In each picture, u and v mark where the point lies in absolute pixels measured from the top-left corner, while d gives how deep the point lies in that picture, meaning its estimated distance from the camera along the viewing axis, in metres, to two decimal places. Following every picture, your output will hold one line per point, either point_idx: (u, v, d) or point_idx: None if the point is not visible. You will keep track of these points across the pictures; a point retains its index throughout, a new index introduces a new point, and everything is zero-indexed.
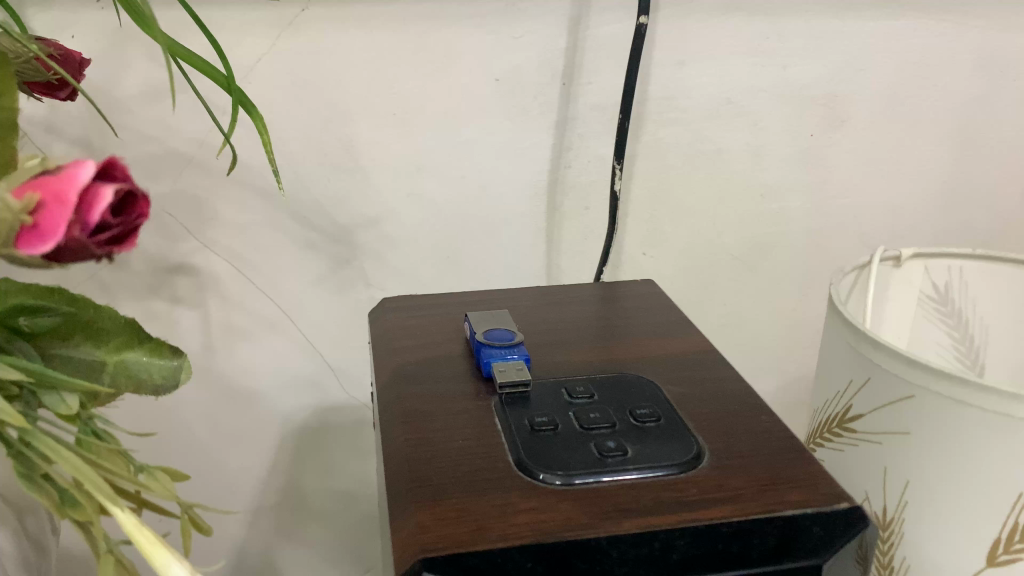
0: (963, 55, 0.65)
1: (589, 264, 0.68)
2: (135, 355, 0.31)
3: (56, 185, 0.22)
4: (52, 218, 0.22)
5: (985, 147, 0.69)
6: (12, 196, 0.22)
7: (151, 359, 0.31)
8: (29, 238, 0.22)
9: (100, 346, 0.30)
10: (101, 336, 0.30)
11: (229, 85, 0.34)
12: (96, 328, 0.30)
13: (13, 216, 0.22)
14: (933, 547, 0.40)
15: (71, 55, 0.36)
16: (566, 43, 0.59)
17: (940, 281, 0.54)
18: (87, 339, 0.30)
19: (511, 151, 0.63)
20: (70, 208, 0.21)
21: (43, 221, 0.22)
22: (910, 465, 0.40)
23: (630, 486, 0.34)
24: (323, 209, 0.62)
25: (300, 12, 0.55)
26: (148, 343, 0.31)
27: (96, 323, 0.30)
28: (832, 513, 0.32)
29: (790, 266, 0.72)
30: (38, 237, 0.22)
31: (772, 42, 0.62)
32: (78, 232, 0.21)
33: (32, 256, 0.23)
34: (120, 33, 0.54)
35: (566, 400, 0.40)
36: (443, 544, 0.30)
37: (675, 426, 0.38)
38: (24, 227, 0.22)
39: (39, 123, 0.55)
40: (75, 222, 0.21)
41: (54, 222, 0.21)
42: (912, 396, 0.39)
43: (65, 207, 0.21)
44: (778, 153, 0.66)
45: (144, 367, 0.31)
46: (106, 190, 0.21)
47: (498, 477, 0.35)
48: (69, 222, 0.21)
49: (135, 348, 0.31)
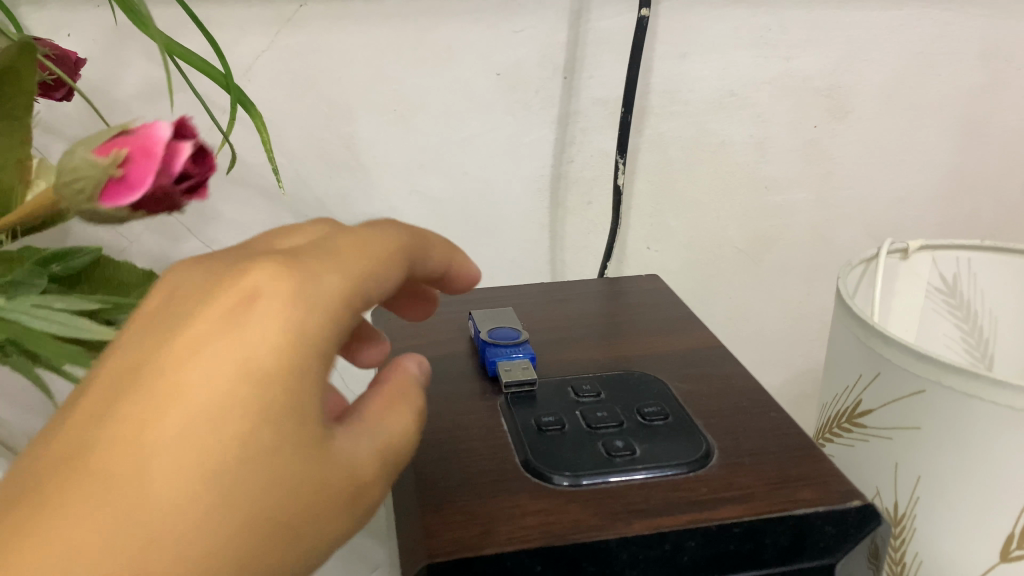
0: (968, 45, 0.64)
1: (592, 257, 0.68)
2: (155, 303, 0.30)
3: (137, 140, 0.24)
4: (138, 171, 0.24)
5: (990, 136, 0.68)
6: (95, 153, 0.24)
7: None
8: (116, 190, 0.24)
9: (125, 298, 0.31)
10: (124, 290, 0.31)
11: (228, 84, 0.35)
12: (120, 283, 0.32)
13: (101, 170, 0.24)
14: (945, 542, 0.39)
15: (67, 55, 0.35)
16: (567, 37, 0.59)
17: (947, 273, 0.54)
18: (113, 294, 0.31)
19: (513, 147, 0.62)
20: (156, 160, 0.23)
21: (130, 173, 0.24)
22: (920, 459, 0.39)
23: (639, 486, 0.33)
24: (324, 208, 0.61)
25: (298, 9, 0.55)
26: None
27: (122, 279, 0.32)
28: (845, 512, 0.32)
29: (794, 259, 0.71)
30: (126, 188, 0.24)
31: (775, 33, 0.61)
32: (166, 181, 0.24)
33: (113, 209, 0.24)
34: (117, 33, 0.53)
35: (573, 399, 0.40)
36: (452, 548, 0.30)
37: (683, 424, 0.38)
38: (111, 179, 0.24)
39: (37, 122, 0.54)
40: (162, 173, 0.24)
41: (141, 174, 0.24)
42: (924, 391, 0.38)
43: (151, 160, 0.23)
44: (782, 144, 0.66)
45: None
46: (185, 145, 0.24)
47: (506, 479, 0.34)
48: (157, 173, 0.23)
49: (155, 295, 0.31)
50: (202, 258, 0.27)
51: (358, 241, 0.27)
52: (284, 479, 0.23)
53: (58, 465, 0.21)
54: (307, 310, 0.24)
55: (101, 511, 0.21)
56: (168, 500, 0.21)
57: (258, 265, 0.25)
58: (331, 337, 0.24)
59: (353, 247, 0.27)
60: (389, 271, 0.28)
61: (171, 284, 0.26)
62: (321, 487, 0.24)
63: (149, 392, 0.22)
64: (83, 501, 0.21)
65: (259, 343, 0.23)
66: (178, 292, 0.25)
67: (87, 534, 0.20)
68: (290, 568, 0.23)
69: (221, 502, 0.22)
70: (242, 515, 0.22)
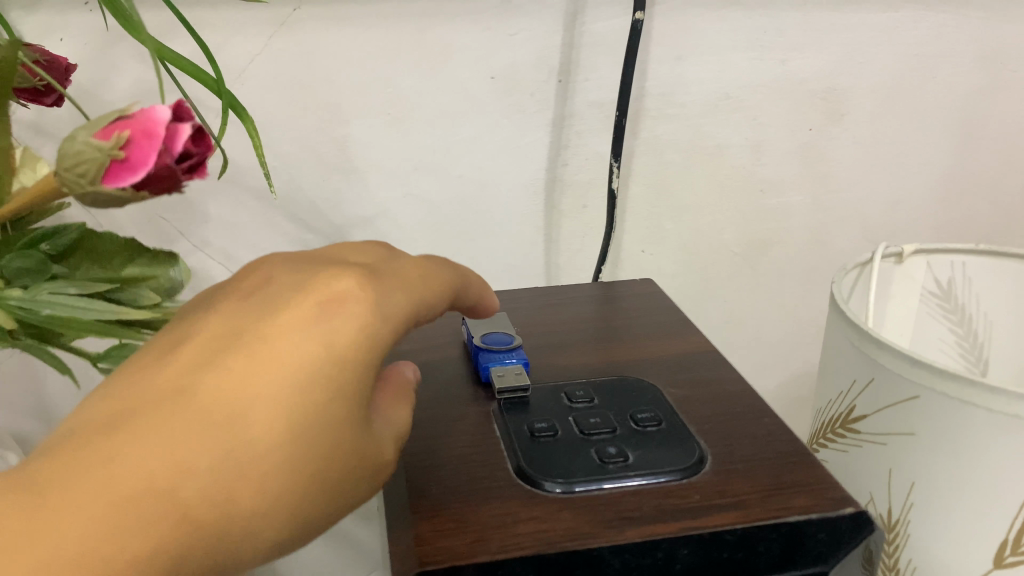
0: (963, 48, 0.64)
1: (587, 260, 0.68)
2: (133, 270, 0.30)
3: (138, 122, 0.21)
4: (139, 153, 0.21)
5: (986, 139, 0.68)
6: (96, 138, 0.21)
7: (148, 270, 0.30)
8: (120, 173, 0.21)
9: (104, 267, 0.30)
10: (103, 258, 0.30)
11: (219, 89, 0.34)
12: (97, 250, 0.30)
13: (101, 154, 0.21)
14: (939, 548, 0.39)
15: (57, 60, 0.35)
16: (562, 40, 0.59)
17: (942, 277, 0.54)
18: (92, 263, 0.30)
19: (509, 149, 0.62)
20: (158, 141, 0.21)
21: (132, 155, 0.21)
22: (914, 465, 0.39)
23: (632, 493, 0.33)
24: (318, 211, 0.61)
25: (292, 11, 0.54)
26: (144, 255, 0.30)
27: (97, 246, 0.30)
28: (838, 519, 0.31)
29: (790, 262, 0.71)
30: (128, 171, 0.21)
31: (771, 36, 0.61)
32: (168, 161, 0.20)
33: (116, 199, 0.21)
34: (109, 36, 0.53)
35: (566, 405, 0.40)
36: (443, 557, 0.29)
37: (676, 430, 0.38)
38: (114, 163, 0.21)
39: (28, 125, 0.54)
40: (165, 152, 0.21)
41: (143, 155, 0.21)
42: (918, 397, 0.38)
43: (153, 140, 0.21)
44: (777, 147, 0.66)
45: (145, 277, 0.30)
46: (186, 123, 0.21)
47: (498, 486, 0.34)
48: (160, 153, 0.21)
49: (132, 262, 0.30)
50: (283, 261, 0.32)
51: (419, 275, 0.33)
52: (348, 442, 0.27)
53: (170, 396, 0.26)
54: (380, 318, 0.29)
55: (204, 432, 0.25)
56: (260, 439, 0.25)
57: (348, 274, 0.30)
58: (393, 339, 0.29)
59: (414, 278, 0.33)
60: (435, 301, 0.33)
61: (261, 276, 0.31)
62: (361, 458, 0.28)
63: (248, 351, 0.27)
64: (198, 424, 0.25)
65: (343, 330, 0.28)
66: (269, 283, 0.30)
67: (191, 449, 0.24)
68: (323, 516, 0.27)
69: (297, 448, 0.26)
70: (313, 463, 0.26)
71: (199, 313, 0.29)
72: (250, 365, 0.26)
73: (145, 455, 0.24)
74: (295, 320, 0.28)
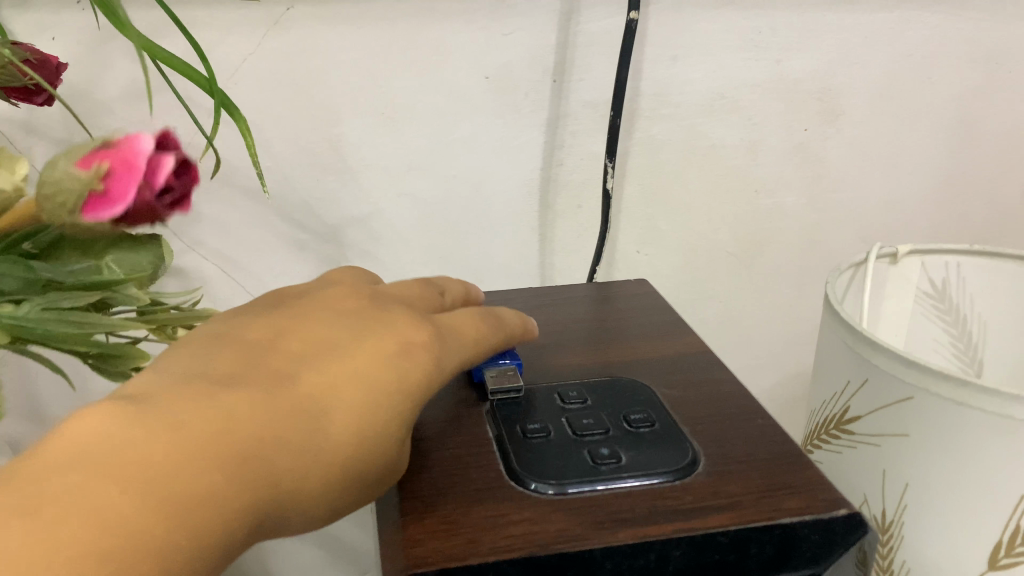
0: (958, 47, 0.64)
1: (582, 259, 0.68)
2: (116, 254, 0.29)
3: (119, 153, 0.24)
4: (120, 184, 0.23)
5: (981, 139, 0.68)
6: (80, 165, 0.24)
7: (131, 251, 0.29)
8: (98, 203, 0.24)
9: (89, 254, 0.29)
10: (86, 245, 0.29)
11: (212, 88, 0.34)
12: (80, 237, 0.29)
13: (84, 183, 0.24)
14: (933, 548, 0.39)
15: (48, 59, 0.34)
16: (556, 40, 0.58)
17: (937, 278, 0.54)
18: (76, 251, 0.29)
19: (503, 149, 0.62)
20: (137, 174, 0.23)
21: (111, 186, 0.24)
22: (908, 466, 0.39)
23: (625, 494, 0.33)
24: (312, 210, 0.61)
25: (285, 11, 0.54)
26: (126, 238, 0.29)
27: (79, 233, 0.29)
28: (832, 521, 0.31)
29: (785, 262, 0.71)
30: (107, 202, 0.24)
31: (765, 36, 0.61)
32: (147, 194, 0.23)
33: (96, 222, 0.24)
34: (101, 35, 0.53)
35: (559, 405, 0.40)
36: (433, 559, 0.29)
37: (669, 431, 0.38)
38: (93, 192, 0.24)
39: (19, 124, 0.53)
40: (144, 186, 0.23)
41: (122, 188, 0.23)
42: (912, 398, 0.38)
43: (132, 172, 0.23)
44: (772, 147, 0.65)
45: (130, 261, 0.29)
46: (168, 158, 0.24)
47: (490, 488, 0.34)
48: (139, 186, 0.23)
49: (115, 247, 0.29)
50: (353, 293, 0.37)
51: (466, 331, 0.39)
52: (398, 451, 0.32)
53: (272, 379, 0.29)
54: (438, 364, 0.34)
55: (299, 414, 0.28)
56: (340, 434, 0.29)
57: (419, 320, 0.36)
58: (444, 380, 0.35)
59: (461, 334, 0.38)
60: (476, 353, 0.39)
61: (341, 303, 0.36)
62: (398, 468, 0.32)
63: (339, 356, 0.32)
64: (297, 405, 0.29)
65: (417, 364, 0.33)
66: (343, 313, 0.35)
67: (286, 423, 0.28)
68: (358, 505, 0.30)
69: (365, 447, 0.30)
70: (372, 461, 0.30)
71: (278, 323, 0.33)
72: (336, 370, 0.31)
73: (252, 412, 0.27)
74: (379, 343, 0.33)
